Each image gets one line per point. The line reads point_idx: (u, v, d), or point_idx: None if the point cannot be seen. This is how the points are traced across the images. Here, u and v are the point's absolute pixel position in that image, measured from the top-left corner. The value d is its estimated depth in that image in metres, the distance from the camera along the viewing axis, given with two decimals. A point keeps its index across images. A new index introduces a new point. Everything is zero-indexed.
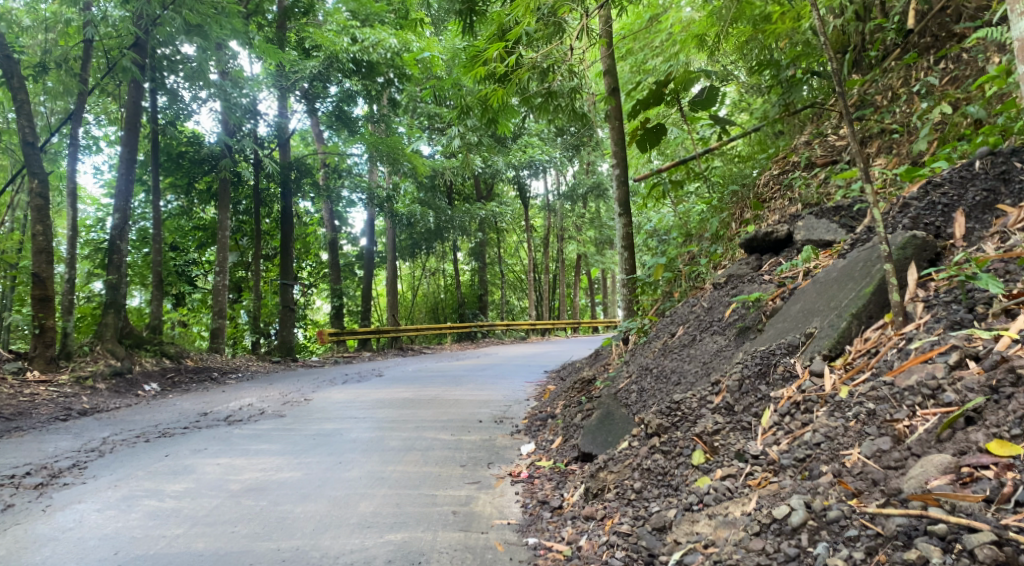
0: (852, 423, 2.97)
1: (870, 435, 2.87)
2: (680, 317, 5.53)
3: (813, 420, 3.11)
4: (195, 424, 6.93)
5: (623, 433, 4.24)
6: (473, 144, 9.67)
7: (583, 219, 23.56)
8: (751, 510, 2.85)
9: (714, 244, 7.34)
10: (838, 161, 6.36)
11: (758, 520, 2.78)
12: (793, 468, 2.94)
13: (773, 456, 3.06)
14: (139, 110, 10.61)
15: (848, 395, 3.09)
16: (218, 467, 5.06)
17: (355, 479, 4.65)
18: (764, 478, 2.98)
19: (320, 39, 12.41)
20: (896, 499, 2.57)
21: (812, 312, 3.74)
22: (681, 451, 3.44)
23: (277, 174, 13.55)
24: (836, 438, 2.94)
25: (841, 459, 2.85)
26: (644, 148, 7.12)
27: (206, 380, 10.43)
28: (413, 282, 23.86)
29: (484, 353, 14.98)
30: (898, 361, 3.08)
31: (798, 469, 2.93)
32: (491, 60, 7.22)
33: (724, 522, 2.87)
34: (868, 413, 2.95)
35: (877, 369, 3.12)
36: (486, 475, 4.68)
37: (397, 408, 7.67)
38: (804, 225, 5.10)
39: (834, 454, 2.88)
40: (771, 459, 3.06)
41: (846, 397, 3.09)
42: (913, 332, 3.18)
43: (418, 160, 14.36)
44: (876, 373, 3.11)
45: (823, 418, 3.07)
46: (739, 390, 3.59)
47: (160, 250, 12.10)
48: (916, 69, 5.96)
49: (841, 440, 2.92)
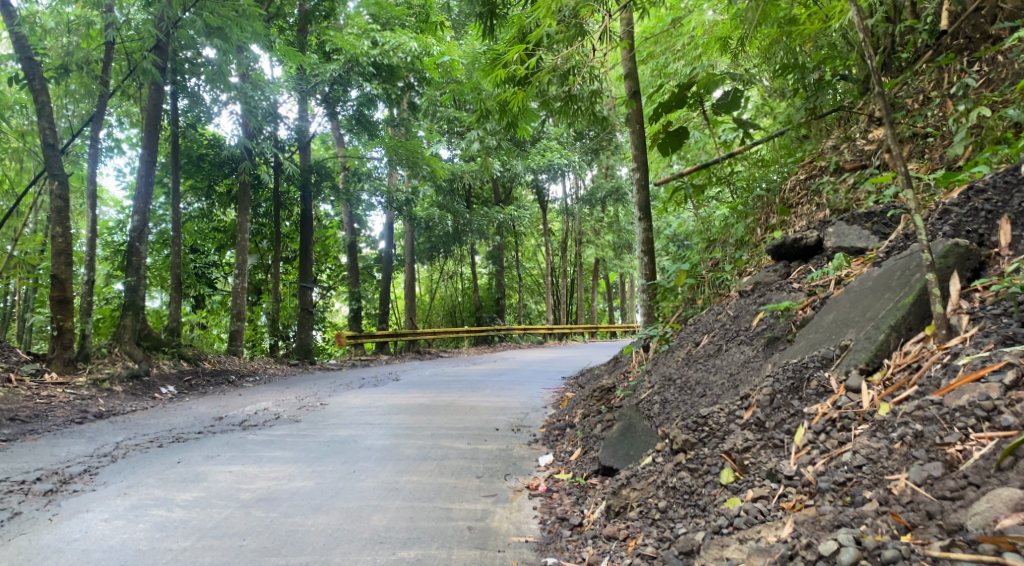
0: (897, 444, 2.77)
1: (918, 459, 2.66)
2: (704, 326, 5.36)
3: (851, 439, 2.94)
4: (209, 429, 6.88)
5: (647, 447, 4.09)
6: (491, 147, 9.55)
7: (601, 223, 23.38)
8: (787, 537, 2.66)
9: (738, 250, 7.13)
10: (868, 166, 6.15)
11: (798, 549, 2.57)
12: (832, 492, 2.75)
13: (809, 477, 2.88)
14: (160, 112, 10.65)
15: (890, 414, 2.90)
16: (229, 475, 4.98)
17: (368, 490, 4.54)
18: (800, 502, 2.80)
19: (340, 43, 12.38)
20: (963, 540, 2.33)
21: (846, 323, 3.56)
22: (709, 469, 3.28)
23: (298, 177, 13.56)
24: (880, 460, 2.75)
25: (887, 485, 2.65)
26: (666, 152, 6.95)
27: (223, 382, 10.42)
28: (431, 285, 23.80)
29: (502, 358, 14.84)
30: (946, 378, 2.88)
31: (838, 493, 2.74)
32: (511, 63, 7.10)
33: (758, 549, 2.69)
34: (914, 435, 2.75)
35: (922, 386, 2.92)
36: (503, 487, 4.55)
37: (413, 414, 7.55)
38: (835, 231, 4.91)
39: (879, 479, 2.69)
40: (806, 481, 2.88)
41: (889, 416, 2.90)
42: (960, 346, 2.99)
43: (437, 164, 14.29)
44: (921, 391, 2.91)
45: (864, 438, 2.89)
46: (770, 405, 3.41)
47: (180, 253, 12.15)
48: (950, 71, 5.73)
49: (885, 463, 2.73)
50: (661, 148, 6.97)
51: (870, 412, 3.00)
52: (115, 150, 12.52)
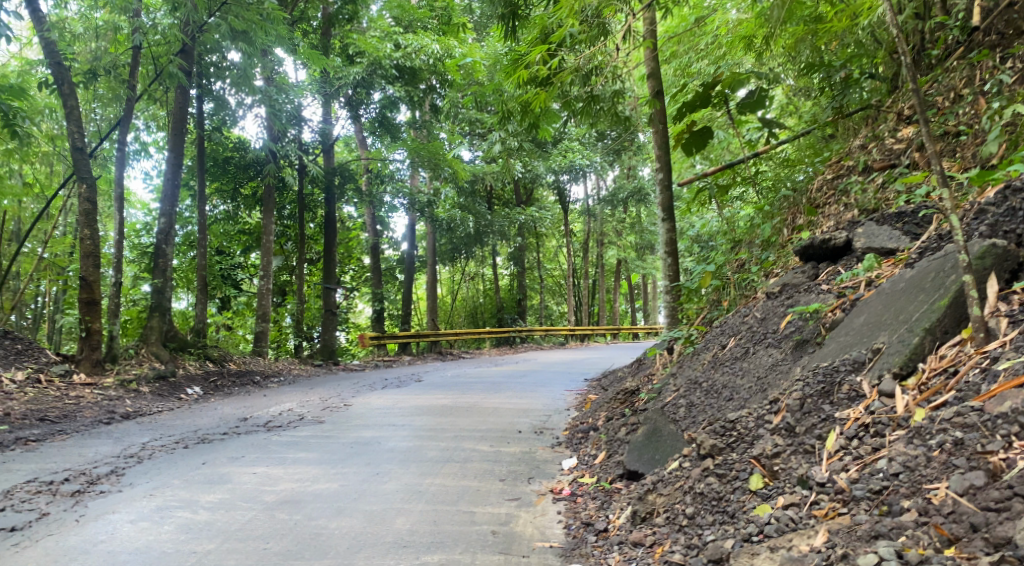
0: (935, 452, 2.67)
1: (958, 468, 2.55)
2: (730, 328, 5.28)
3: (886, 446, 2.86)
4: (234, 430, 6.93)
5: (673, 451, 4.04)
6: (513, 148, 9.53)
7: (623, 224, 23.25)
8: (822, 547, 2.58)
9: (765, 250, 7.02)
10: (897, 165, 6.02)
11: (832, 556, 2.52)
12: (868, 500, 2.68)
13: (842, 485, 2.81)
14: (185, 115, 10.80)
15: (926, 420, 2.82)
16: (254, 477, 5.00)
17: (392, 492, 4.53)
18: (833, 510, 2.74)
19: (363, 46, 12.44)
20: (1011, 555, 2.21)
21: (879, 325, 3.46)
22: (737, 475, 3.22)
23: (321, 180, 13.66)
24: (918, 468, 2.66)
25: (926, 495, 2.55)
26: (690, 152, 6.87)
27: (248, 383, 10.52)
28: (453, 286, 23.85)
29: (524, 359, 14.82)
30: (985, 384, 2.78)
31: (874, 502, 2.67)
32: (533, 64, 7.07)
33: (790, 558, 2.60)
34: (954, 443, 2.64)
35: (962, 392, 2.82)
36: (526, 491, 4.52)
37: (436, 416, 7.55)
38: (864, 231, 4.80)
39: (918, 488, 2.60)
40: (840, 488, 2.80)
41: (926, 423, 2.80)
42: (1000, 349, 2.90)
43: (459, 166, 14.32)
44: (961, 398, 2.80)
45: (900, 445, 2.80)
46: (800, 410, 3.34)
47: (206, 255, 12.29)
48: (982, 67, 5.59)
49: (923, 471, 2.64)
50: (685, 148, 6.89)
51: (905, 418, 2.92)
52: (142, 154, 12.71)
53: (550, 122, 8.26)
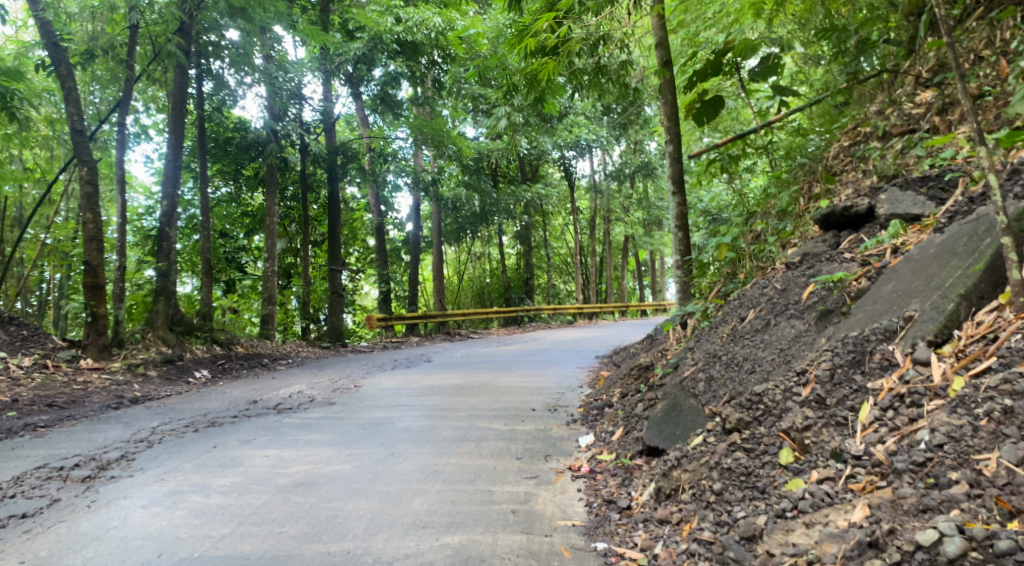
0: (982, 421, 2.58)
1: (1009, 437, 2.47)
2: (749, 300, 5.15)
3: (925, 416, 2.77)
4: (244, 412, 6.88)
5: (695, 426, 3.95)
6: (518, 123, 9.35)
7: (630, 200, 23.01)
8: (863, 523, 2.52)
9: (781, 221, 6.83)
10: (917, 130, 5.84)
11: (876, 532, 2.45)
12: (911, 473, 2.59)
13: (881, 457, 2.73)
14: (185, 96, 10.66)
15: (968, 389, 2.72)
16: (267, 460, 4.94)
17: (407, 473, 4.46)
18: (872, 484, 2.66)
19: (363, 20, 12.21)
20: None
21: (910, 292, 3.35)
22: (767, 449, 3.15)
23: (324, 160, 13.52)
24: (963, 438, 2.57)
25: (976, 466, 2.47)
26: (700, 122, 6.68)
27: (256, 366, 10.48)
28: (459, 266, 23.73)
29: (533, 337, 14.74)
30: None
31: (917, 474, 2.58)
32: (539, 32, 6.87)
33: (831, 535, 2.54)
34: (1003, 412, 2.56)
35: (1007, 359, 2.72)
36: (544, 469, 4.44)
37: (448, 395, 7.48)
38: (887, 198, 4.65)
39: (965, 458, 2.51)
40: (878, 461, 2.73)
41: (970, 392, 2.70)
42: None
43: (463, 143, 14.16)
44: (1006, 364, 2.71)
45: (942, 415, 2.71)
46: (830, 381, 3.24)
47: (210, 238, 12.18)
48: (1002, 28, 5.41)
49: (970, 441, 2.55)
50: (696, 118, 6.69)
51: (943, 387, 2.82)
52: (142, 137, 12.57)
53: (555, 95, 8.07)
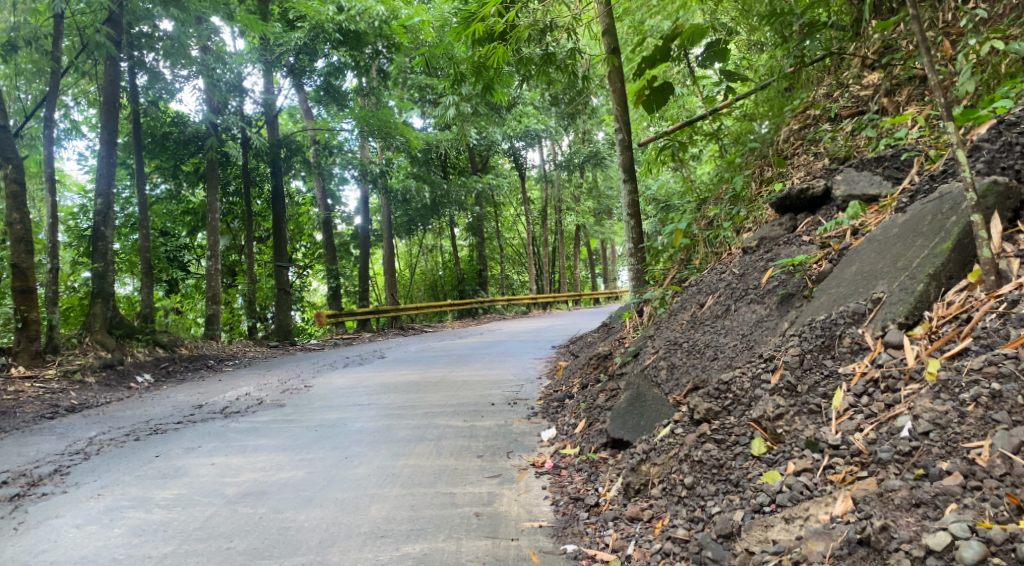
0: (968, 407, 2.53)
1: (1000, 423, 2.42)
2: (707, 286, 5.07)
3: (904, 401, 2.72)
4: (189, 418, 6.53)
5: (660, 417, 3.86)
6: (468, 113, 9.13)
7: (580, 190, 23.01)
8: (850, 518, 2.45)
9: (734, 205, 6.75)
10: (866, 112, 5.85)
11: (866, 528, 2.37)
12: (897, 463, 2.53)
13: (860, 447, 2.68)
14: (118, 90, 10.10)
15: (947, 373, 2.68)
16: (213, 468, 4.65)
17: (363, 477, 4.24)
18: (852, 474, 2.61)
19: (303, 10, 11.81)
20: None
21: (875, 273, 3.29)
22: (738, 440, 3.08)
23: (267, 153, 13.01)
24: (950, 426, 2.52)
25: (968, 455, 2.41)
26: (651, 109, 6.56)
27: (202, 368, 10.03)
28: (411, 259, 23.36)
29: (488, 330, 14.57)
30: (1016, 330, 2.64)
31: (904, 464, 2.51)
32: (487, 18, 6.66)
33: (816, 532, 2.48)
34: (990, 396, 2.51)
35: (987, 341, 2.68)
36: (506, 467, 4.28)
37: (403, 392, 7.25)
38: (843, 178, 4.61)
39: (954, 447, 2.45)
40: (857, 451, 2.68)
41: (953, 376, 2.65)
42: (1018, 292, 2.76)
43: (411, 134, 13.86)
44: (988, 347, 2.66)
45: (925, 400, 2.65)
46: (800, 367, 3.18)
47: (149, 237, 11.59)
48: (944, 8, 5.39)
49: (957, 428, 2.50)
50: (646, 104, 6.57)
51: (918, 370, 2.79)
52: (73, 134, 11.91)
53: (505, 84, 7.86)
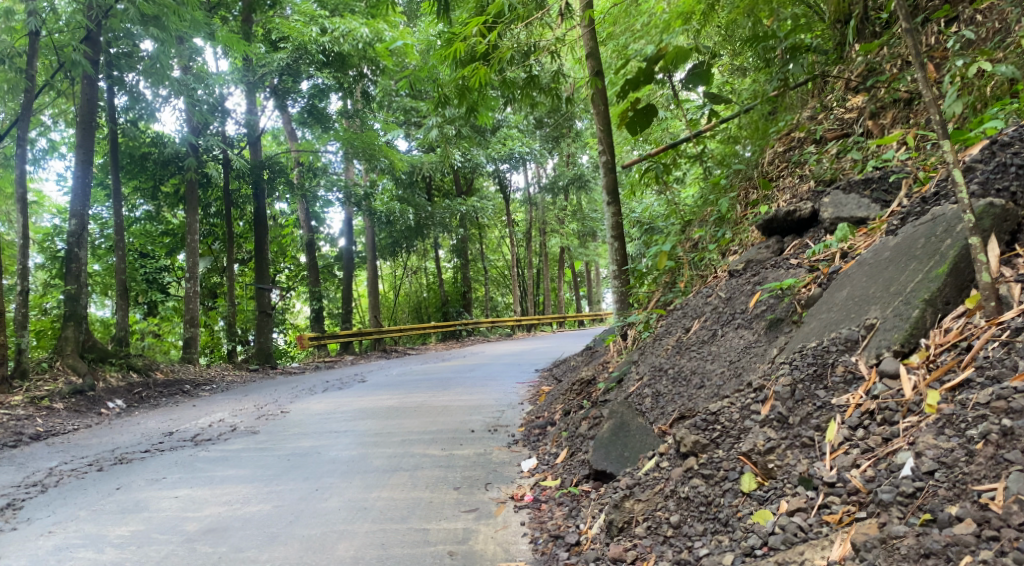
0: (976, 444, 2.39)
1: (1013, 464, 2.28)
2: (693, 310, 4.94)
3: (905, 436, 2.57)
4: (157, 446, 6.26)
5: (645, 449, 3.70)
6: (452, 135, 8.98)
7: (565, 212, 22.94)
8: None
9: (720, 228, 6.65)
10: (851, 135, 5.78)
11: None
12: (899, 505, 2.39)
13: (857, 485, 2.54)
14: (95, 109, 9.90)
15: (949, 406, 2.54)
16: (175, 502, 4.40)
17: (333, 512, 4.02)
18: (850, 515, 2.47)
19: (287, 30, 11.78)
20: None
21: (868, 298, 3.16)
22: (727, 476, 2.91)
23: (248, 174, 12.77)
24: (957, 465, 2.37)
25: (979, 498, 2.27)
26: (635, 131, 6.40)
27: (177, 394, 9.72)
28: (395, 281, 23.12)
29: (472, 353, 14.36)
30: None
31: (908, 507, 2.37)
32: (470, 37, 6.52)
33: None
34: (1001, 433, 2.36)
35: (991, 373, 2.54)
36: (484, 500, 4.08)
37: (381, 418, 7.04)
38: (831, 201, 4.50)
39: (964, 489, 2.31)
40: (853, 489, 2.54)
41: (957, 410, 2.51)
42: (1020, 319, 2.64)
43: (395, 155, 13.75)
44: (992, 379, 2.52)
45: (928, 436, 2.51)
46: (792, 398, 3.02)
47: (124, 259, 11.31)
48: (927, 31, 5.36)
49: (965, 468, 2.36)
50: (630, 126, 6.41)
51: (917, 402, 2.65)
52: (51, 154, 11.65)
53: (489, 107, 7.73)
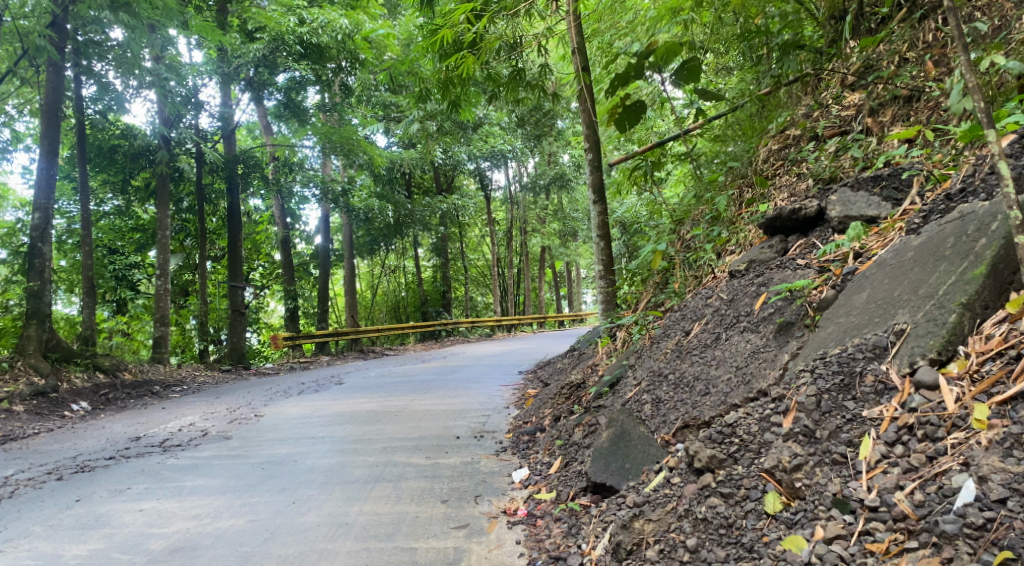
0: None
1: None
2: (692, 312, 4.71)
3: (960, 457, 2.47)
4: (123, 453, 5.91)
5: (649, 460, 3.49)
6: (433, 130, 8.63)
7: (546, 212, 22.74)
8: None
9: (714, 227, 6.37)
10: (849, 132, 5.50)
11: None
12: (968, 539, 2.27)
13: (905, 510, 2.45)
14: (61, 99, 9.45)
15: (1003, 424, 2.46)
16: (140, 515, 4.04)
17: (311, 528, 3.72)
18: (900, 544, 2.38)
19: (263, 20, 11.38)
20: None
21: (894, 301, 3.09)
22: (748, 495, 2.84)
23: (222, 169, 12.36)
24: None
25: None
26: (623, 128, 5.97)
27: (145, 395, 9.29)
28: (373, 280, 22.66)
29: (451, 353, 14.03)
30: None
31: (978, 542, 2.25)
32: (456, 24, 6.17)
33: None
34: None
35: None
36: (474, 515, 3.81)
37: (361, 423, 6.74)
38: (838, 199, 4.28)
39: None
40: (901, 515, 2.45)
41: (1019, 430, 2.41)
42: None
43: (374, 151, 13.44)
44: None
45: (991, 459, 2.40)
46: (818, 409, 2.94)
47: (92, 255, 10.82)
48: (925, 28, 5.20)
49: None
50: (618, 123, 5.99)
51: (963, 416, 2.58)
52: (15, 145, 11.12)
53: (473, 102, 7.39)
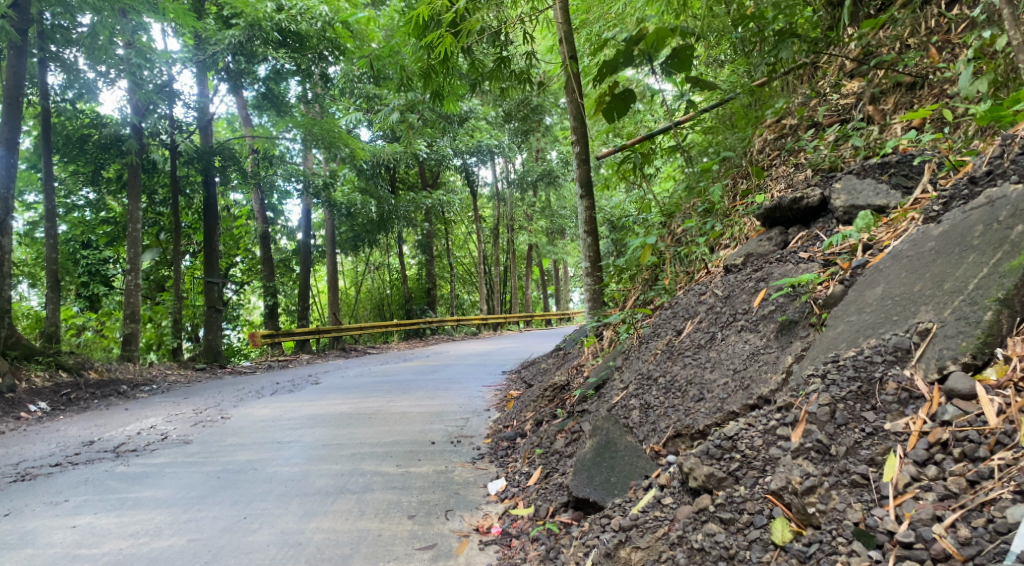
0: None
1: None
2: (684, 309, 4.36)
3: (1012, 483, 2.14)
4: (70, 460, 5.46)
5: (637, 474, 3.15)
6: (415, 122, 8.15)
7: (534, 208, 22.38)
8: None
9: (706, 220, 6.00)
10: (849, 120, 5.12)
11: None
12: None
13: (948, 546, 2.12)
14: (21, 83, 8.79)
15: None
16: (71, 533, 3.63)
17: (259, 549, 3.34)
18: None
19: (239, 5, 10.64)
20: None
21: (915, 297, 2.78)
22: (752, 521, 2.50)
23: (198, 160, 11.72)
24: None
25: None
26: (611, 120, 5.30)
27: (110, 394, 8.79)
28: (357, 277, 22.14)
29: (434, 352, 13.61)
30: None
31: None
32: (434, 2, 5.67)
33: None
34: None
35: None
36: (443, 533, 3.44)
37: (331, 426, 6.34)
38: (843, 187, 3.96)
39: None
40: (943, 553, 2.11)
41: None
42: None
43: (356, 143, 12.96)
44: None
45: None
46: (833, 420, 2.60)
47: (56, 248, 10.28)
48: (927, 13, 4.84)
49: None
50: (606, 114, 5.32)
51: (1008, 432, 2.26)
52: None
53: (458, 93, 6.92)
